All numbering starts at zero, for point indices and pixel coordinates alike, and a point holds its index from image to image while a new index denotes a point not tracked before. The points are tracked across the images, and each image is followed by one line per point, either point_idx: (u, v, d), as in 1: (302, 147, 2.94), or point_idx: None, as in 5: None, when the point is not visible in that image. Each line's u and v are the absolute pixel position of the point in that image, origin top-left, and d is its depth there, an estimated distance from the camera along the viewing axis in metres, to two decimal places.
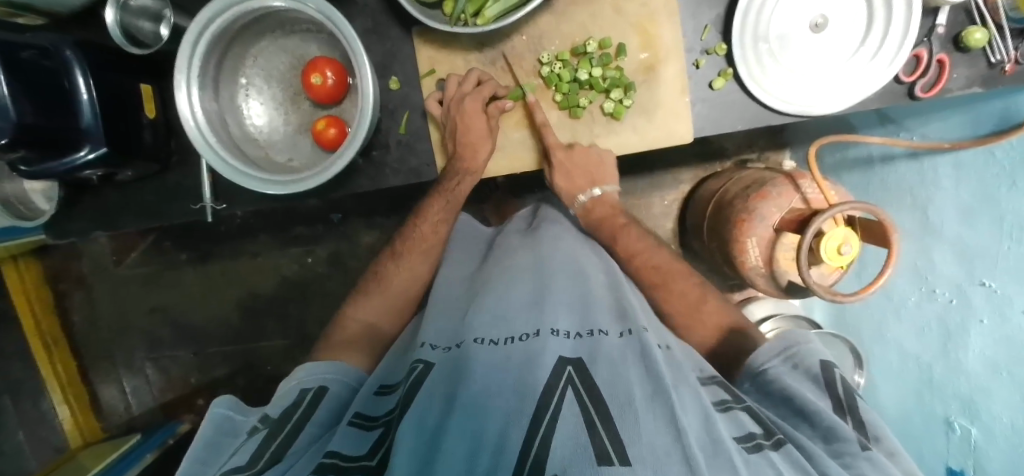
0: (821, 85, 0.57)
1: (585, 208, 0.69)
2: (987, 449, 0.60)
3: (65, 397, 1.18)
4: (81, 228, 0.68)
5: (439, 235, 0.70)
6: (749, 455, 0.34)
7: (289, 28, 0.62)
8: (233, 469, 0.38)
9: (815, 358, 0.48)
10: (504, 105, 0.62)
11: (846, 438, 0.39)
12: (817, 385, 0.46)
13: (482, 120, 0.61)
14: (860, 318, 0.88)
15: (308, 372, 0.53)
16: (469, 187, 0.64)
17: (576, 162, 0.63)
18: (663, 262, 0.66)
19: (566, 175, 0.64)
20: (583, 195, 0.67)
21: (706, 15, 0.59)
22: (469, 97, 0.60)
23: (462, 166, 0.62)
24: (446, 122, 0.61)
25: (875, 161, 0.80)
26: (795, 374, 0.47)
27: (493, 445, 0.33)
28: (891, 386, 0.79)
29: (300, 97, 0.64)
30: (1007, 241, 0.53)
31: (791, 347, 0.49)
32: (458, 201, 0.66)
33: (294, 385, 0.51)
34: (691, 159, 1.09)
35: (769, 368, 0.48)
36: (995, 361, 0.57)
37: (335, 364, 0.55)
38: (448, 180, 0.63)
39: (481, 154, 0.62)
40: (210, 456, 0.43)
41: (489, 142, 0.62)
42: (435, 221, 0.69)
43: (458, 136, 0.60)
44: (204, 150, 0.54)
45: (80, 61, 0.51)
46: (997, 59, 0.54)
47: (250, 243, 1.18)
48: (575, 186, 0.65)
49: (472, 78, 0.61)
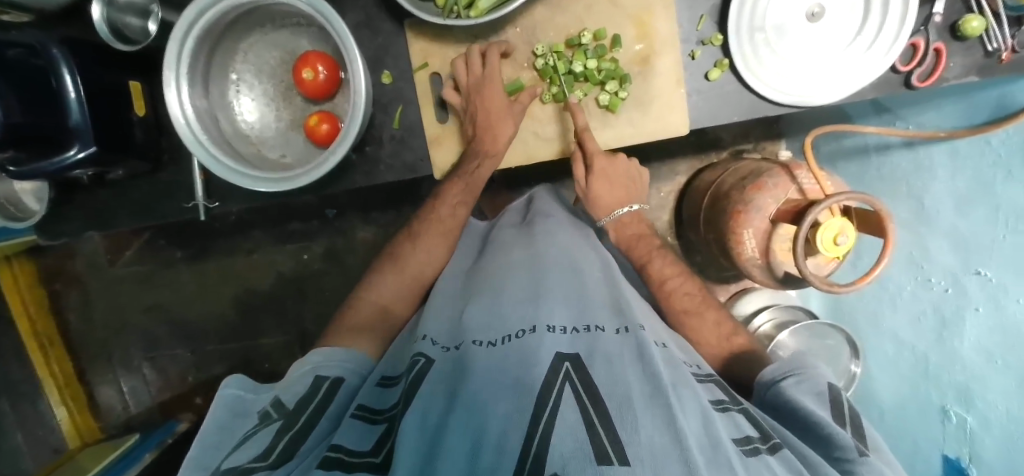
0: (818, 75, 0.56)
1: (619, 222, 0.68)
2: (982, 437, 0.61)
3: (61, 397, 1.18)
4: (73, 228, 0.67)
5: (457, 218, 0.69)
6: (746, 457, 0.34)
7: (278, 23, 0.61)
8: (245, 466, 0.37)
9: (824, 381, 0.48)
10: (534, 91, 0.61)
11: (845, 445, 0.39)
12: (824, 402, 0.45)
13: (501, 103, 0.60)
14: (855, 308, 0.89)
15: (321, 357, 0.53)
16: (489, 173, 0.63)
17: (616, 173, 0.65)
18: (674, 273, 0.66)
19: (607, 182, 0.65)
20: (622, 210, 0.67)
21: (701, 6, 0.58)
22: (485, 81, 0.59)
23: (482, 150, 0.61)
24: (466, 106, 0.61)
25: (871, 150, 0.80)
26: (806, 390, 0.46)
27: (493, 443, 0.33)
28: (889, 376, 0.80)
29: (292, 93, 0.63)
30: (1004, 230, 0.53)
31: (805, 366, 0.49)
32: (476, 184, 0.64)
33: (308, 369, 0.51)
34: (687, 150, 1.08)
35: (780, 383, 0.48)
36: (990, 351, 0.58)
37: (344, 351, 0.54)
38: (466, 164, 0.63)
39: (501, 140, 0.61)
40: (222, 438, 0.43)
41: (510, 125, 0.61)
42: (453, 204, 0.67)
43: (478, 120, 0.60)
44: (194, 147, 0.54)
45: (67, 59, 0.49)
46: (994, 48, 0.54)
47: (246, 239, 1.17)
48: (615, 201, 0.67)
49: (480, 56, 0.60)
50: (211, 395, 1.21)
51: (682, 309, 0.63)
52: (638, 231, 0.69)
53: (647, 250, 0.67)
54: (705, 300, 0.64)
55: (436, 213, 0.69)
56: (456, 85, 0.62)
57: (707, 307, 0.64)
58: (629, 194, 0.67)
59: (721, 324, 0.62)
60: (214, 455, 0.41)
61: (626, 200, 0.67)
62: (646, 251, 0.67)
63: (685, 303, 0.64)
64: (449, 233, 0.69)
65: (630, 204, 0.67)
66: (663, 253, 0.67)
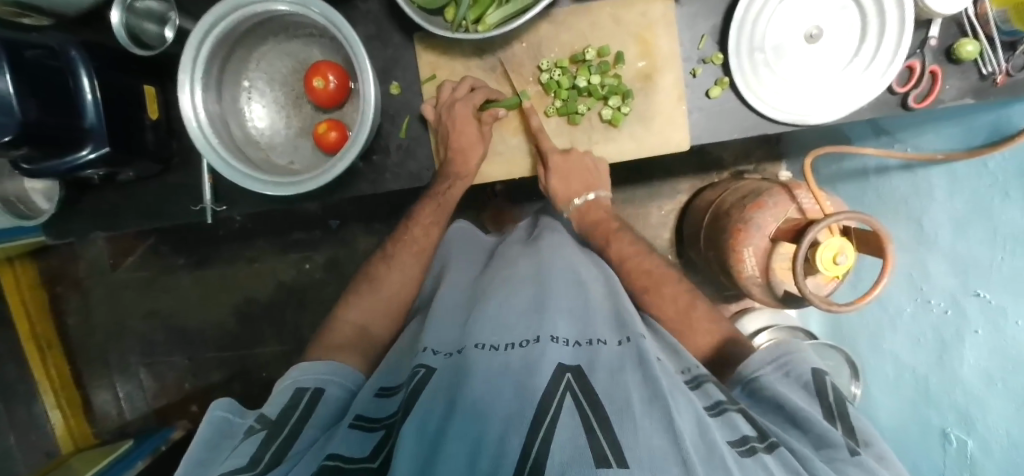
0: (816, 95, 0.57)
1: (580, 211, 0.71)
2: (983, 461, 0.60)
3: (57, 401, 1.16)
4: (80, 229, 0.68)
5: (431, 238, 0.71)
6: (743, 458, 0.34)
7: (292, 33, 0.63)
8: (235, 470, 0.37)
9: (807, 365, 0.48)
10: (498, 113, 0.63)
11: (835, 444, 0.38)
12: (810, 393, 0.45)
13: (472, 128, 0.61)
14: (856, 329, 0.88)
15: (303, 371, 0.53)
16: (460, 192, 0.65)
17: (572, 167, 0.64)
18: (653, 268, 0.66)
19: (563, 178, 0.65)
20: (578, 199, 0.68)
21: (702, 26, 0.60)
22: (457, 102, 0.60)
23: (454, 172, 0.62)
24: (438, 129, 0.62)
25: (870, 172, 0.81)
26: (792, 383, 0.46)
27: (493, 452, 0.33)
28: (888, 396, 0.79)
29: (302, 100, 0.65)
30: (1001, 251, 0.53)
31: (789, 358, 0.49)
32: (448, 203, 0.67)
33: (289, 385, 0.51)
34: (689, 169, 1.09)
35: (762, 376, 0.48)
36: (988, 372, 0.57)
37: (333, 365, 0.54)
38: (439, 184, 0.64)
39: (472, 160, 0.62)
40: (210, 456, 0.42)
41: (480, 147, 0.63)
42: (426, 225, 0.70)
43: (450, 143, 0.61)
44: (206, 151, 0.55)
45: (85, 62, 0.51)
46: (988, 71, 0.55)
47: (250, 247, 1.18)
48: (571, 191, 0.67)
49: (466, 84, 0.62)
50: (207, 403, 1.20)
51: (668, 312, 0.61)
52: (600, 217, 0.71)
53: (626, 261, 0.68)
54: (663, 276, 0.64)
55: (427, 226, 0.70)
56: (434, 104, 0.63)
57: (671, 284, 0.64)
58: (589, 183, 0.66)
59: (677, 298, 0.62)
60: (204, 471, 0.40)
61: (583, 190, 0.67)
62: (604, 236, 0.69)
63: (643, 280, 0.65)
64: (426, 248, 0.71)
65: (587, 193, 0.67)
66: (642, 256, 0.67)
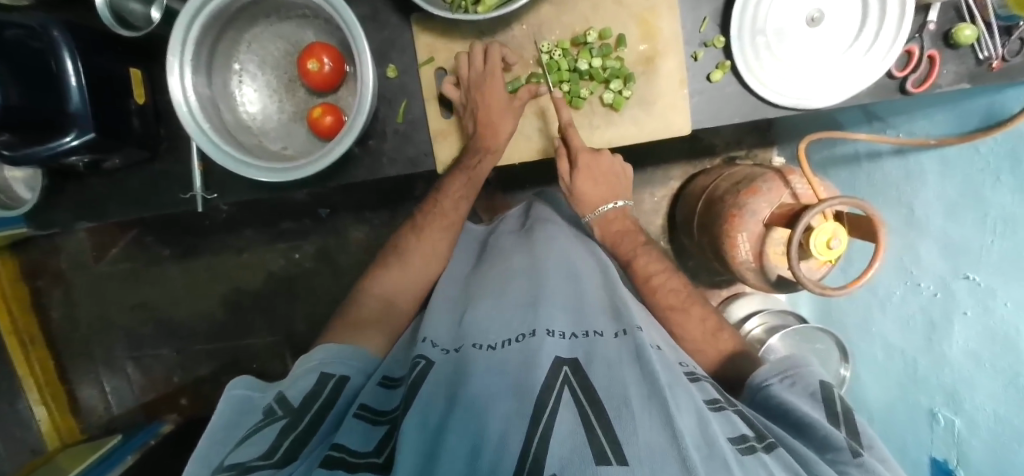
0: (818, 79, 0.57)
1: (604, 220, 0.68)
2: (970, 440, 0.62)
3: (42, 396, 1.14)
4: (61, 219, 0.66)
5: (459, 212, 0.68)
6: (743, 456, 0.34)
7: (284, 14, 0.61)
8: (248, 462, 0.36)
9: (816, 377, 0.49)
10: (534, 88, 0.60)
11: (838, 447, 0.39)
12: (818, 401, 0.46)
13: (501, 98, 0.60)
14: (844, 310, 0.90)
15: (327, 355, 0.51)
16: (489, 167, 0.63)
17: (601, 169, 0.65)
18: (659, 269, 0.65)
19: (593, 181, 0.66)
20: (605, 206, 0.68)
21: (704, 8, 0.60)
22: (485, 76, 0.59)
23: (482, 145, 0.61)
24: (466, 104, 0.61)
25: (862, 158, 0.81)
26: (798, 391, 0.47)
27: (494, 447, 0.32)
28: (877, 381, 0.81)
29: (295, 84, 0.63)
30: (991, 235, 0.55)
31: (797, 367, 0.49)
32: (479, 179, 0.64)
33: (314, 367, 0.49)
34: (681, 156, 1.10)
35: (772, 386, 0.48)
36: (978, 354, 0.59)
37: (350, 349, 0.54)
38: (468, 158, 0.62)
39: (502, 134, 0.61)
40: (227, 435, 0.41)
41: (510, 121, 0.61)
42: (455, 198, 0.66)
43: (478, 115, 0.60)
44: (195, 134, 0.53)
45: (68, 44, 0.49)
46: (985, 56, 0.56)
47: (237, 238, 1.16)
48: (600, 197, 0.68)
49: (482, 54, 0.60)
50: (196, 396, 1.19)
51: (667, 305, 0.63)
52: (625, 228, 0.68)
53: (632, 247, 0.67)
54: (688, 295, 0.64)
55: (437, 207, 0.68)
56: (455, 82, 0.62)
57: (694, 303, 0.63)
58: (613, 190, 0.68)
59: (705, 320, 0.62)
60: (215, 454, 0.40)
61: (610, 196, 0.68)
62: (631, 248, 0.67)
63: (670, 298, 0.63)
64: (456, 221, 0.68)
65: (615, 200, 0.68)
66: (649, 250, 0.67)
